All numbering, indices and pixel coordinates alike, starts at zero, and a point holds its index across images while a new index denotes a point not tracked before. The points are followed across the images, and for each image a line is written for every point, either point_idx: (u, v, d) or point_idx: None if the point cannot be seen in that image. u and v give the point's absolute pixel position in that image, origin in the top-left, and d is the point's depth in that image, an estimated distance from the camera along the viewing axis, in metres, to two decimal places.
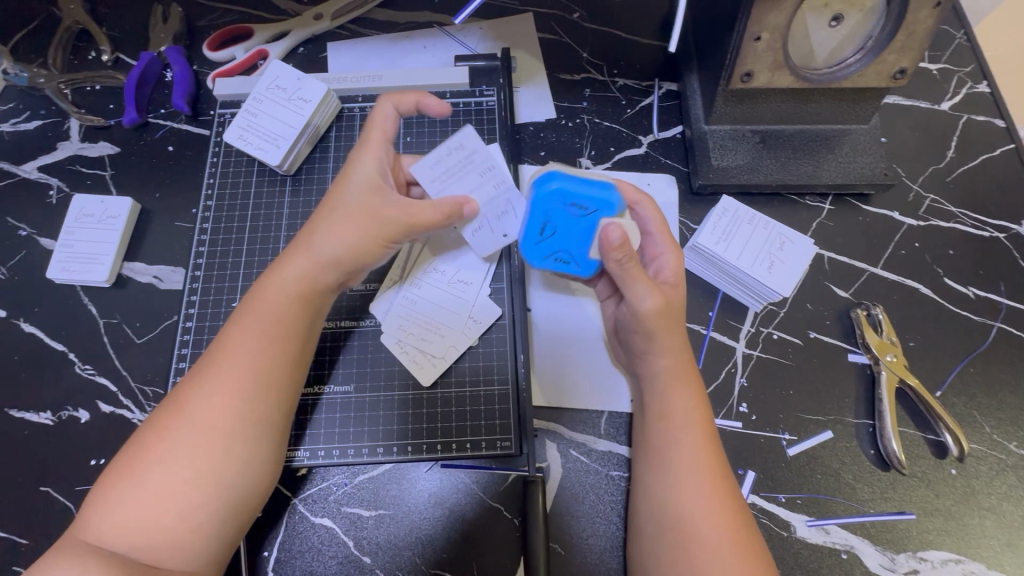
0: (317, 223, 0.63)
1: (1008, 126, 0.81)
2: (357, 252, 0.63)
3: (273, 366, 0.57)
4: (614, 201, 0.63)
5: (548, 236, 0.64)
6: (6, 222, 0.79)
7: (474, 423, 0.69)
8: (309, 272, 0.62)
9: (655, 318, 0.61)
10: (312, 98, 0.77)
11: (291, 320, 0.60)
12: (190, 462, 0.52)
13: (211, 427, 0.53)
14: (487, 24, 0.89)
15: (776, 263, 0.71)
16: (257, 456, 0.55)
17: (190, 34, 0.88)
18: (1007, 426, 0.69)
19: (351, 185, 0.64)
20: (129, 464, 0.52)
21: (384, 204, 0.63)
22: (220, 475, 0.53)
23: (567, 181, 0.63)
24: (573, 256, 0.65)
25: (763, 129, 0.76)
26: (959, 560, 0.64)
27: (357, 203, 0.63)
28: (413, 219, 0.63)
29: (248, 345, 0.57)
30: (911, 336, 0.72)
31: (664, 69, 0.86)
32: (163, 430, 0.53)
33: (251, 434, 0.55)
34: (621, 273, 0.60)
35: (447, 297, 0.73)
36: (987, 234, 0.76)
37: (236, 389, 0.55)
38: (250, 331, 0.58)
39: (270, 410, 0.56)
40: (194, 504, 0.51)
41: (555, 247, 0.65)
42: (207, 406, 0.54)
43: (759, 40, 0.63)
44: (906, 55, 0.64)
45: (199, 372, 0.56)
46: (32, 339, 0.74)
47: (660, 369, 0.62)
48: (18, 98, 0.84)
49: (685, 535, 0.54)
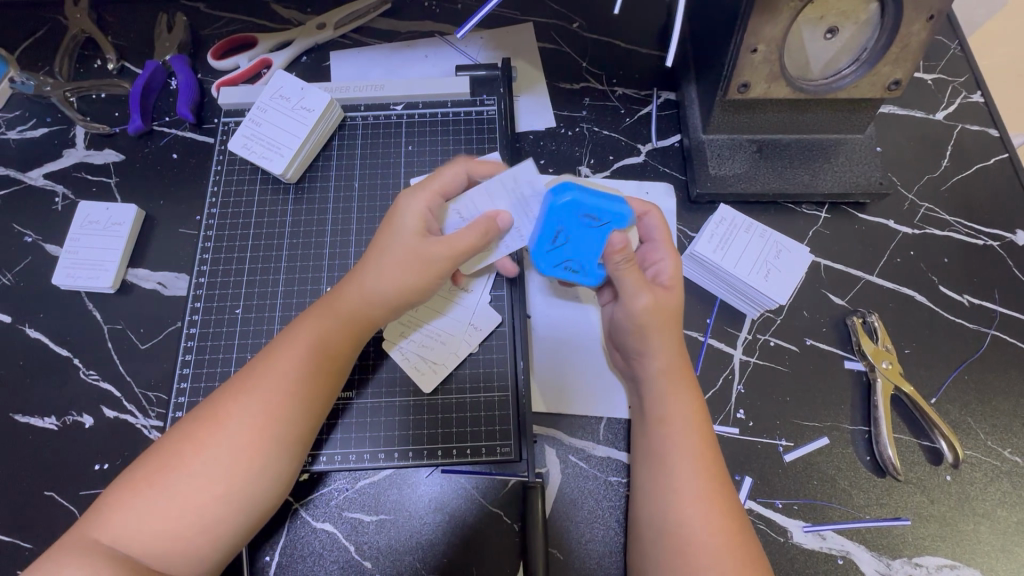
0: (369, 258, 0.63)
1: (1001, 136, 0.82)
2: (399, 290, 0.62)
3: (311, 391, 0.58)
4: (625, 214, 0.61)
5: (559, 246, 0.64)
6: (12, 229, 0.80)
7: (475, 429, 0.70)
8: (356, 304, 0.62)
9: (650, 320, 0.63)
10: (315, 107, 0.78)
11: (335, 349, 0.61)
12: (226, 480, 0.53)
13: (249, 449, 0.54)
14: (488, 34, 0.90)
15: (772, 271, 0.72)
16: (285, 476, 0.56)
17: (195, 43, 0.89)
18: (1002, 432, 0.69)
19: (404, 228, 0.62)
20: (163, 474, 0.52)
21: (429, 245, 0.61)
22: (249, 493, 0.54)
23: (580, 193, 0.60)
24: (582, 264, 0.65)
25: (760, 139, 0.77)
26: (953, 565, 0.65)
27: (402, 250, 0.61)
28: (455, 250, 0.61)
29: (294, 372, 0.57)
30: (907, 343, 0.73)
31: (662, 78, 0.87)
32: (200, 444, 0.53)
33: (284, 457, 0.56)
34: (623, 277, 0.62)
35: (449, 304, 0.74)
36: (981, 242, 0.77)
37: (277, 414, 0.55)
38: (296, 358, 0.58)
39: (302, 435, 0.57)
40: (219, 518, 0.52)
41: (564, 257, 0.65)
42: (249, 428, 0.54)
43: (756, 52, 0.64)
44: (900, 67, 0.65)
45: (238, 389, 0.56)
46: (37, 344, 0.75)
47: (659, 375, 0.63)
48: (24, 106, 0.85)
49: (680, 541, 0.55)
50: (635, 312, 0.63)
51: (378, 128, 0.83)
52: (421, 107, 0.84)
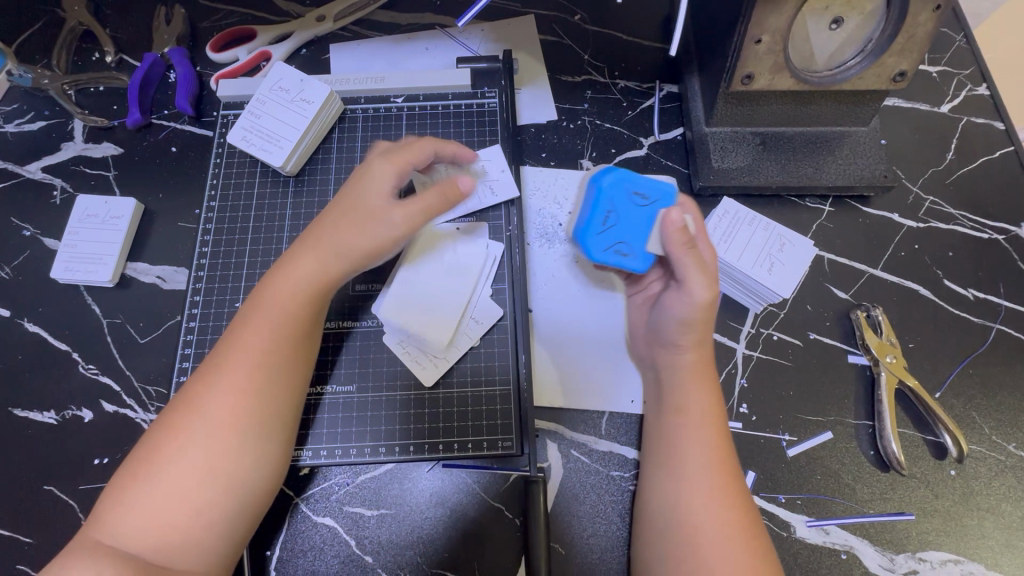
0: (326, 225, 0.62)
1: (1007, 129, 0.81)
2: (366, 257, 0.61)
3: (278, 360, 0.57)
4: (672, 191, 0.64)
5: (610, 226, 0.63)
6: (10, 223, 0.79)
7: (476, 423, 0.70)
8: (318, 272, 0.60)
9: (702, 310, 0.60)
10: (315, 100, 0.78)
11: (300, 318, 0.60)
12: (204, 461, 0.52)
13: (222, 427, 0.53)
14: (488, 26, 0.89)
15: (776, 264, 0.72)
16: (268, 454, 0.55)
17: (194, 35, 0.89)
18: (1006, 427, 0.69)
19: (360, 193, 0.62)
20: (143, 467, 0.52)
21: (394, 209, 0.61)
22: (232, 472, 0.53)
23: (624, 171, 0.64)
24: (632, 249, 0.63)
25: (763, 131, 0.77)
26: (958, 560, 0.65)
27: (368, 211, 0.61)
28: (423, 213, 0.61)
29: (257, 344, 0.57)
30: (911, 337, 0.73)
31: (664, 71, 0.86)
32: (175, 431, 0.53)
33: (262, 432, 0.55)
34: (684, 258, 0.59)
35: (446, 288, 0.71)
36: (986, 236, 0.76)
37: (245, 387, 0.55)
38: (260, 330, 0.58)
39: (276, 405, 0.56)
40: (210, 502, 0.52)
41: (616, 239, 0.63)
42: (217, 405, 0.54)
43: (760, 42, 0.63)
44: (906, 58, 0.64)
45: (206, 372, 0.56)
46: (36, 338, 0.74)
47: (681, 368, 0.63)
48: (22, 99, 0.85)
49: (691, 532, 0.55)
50: (691, 301, 0.60)
51: (379, 121, 0.83)
52: (422, 100, 0.84)
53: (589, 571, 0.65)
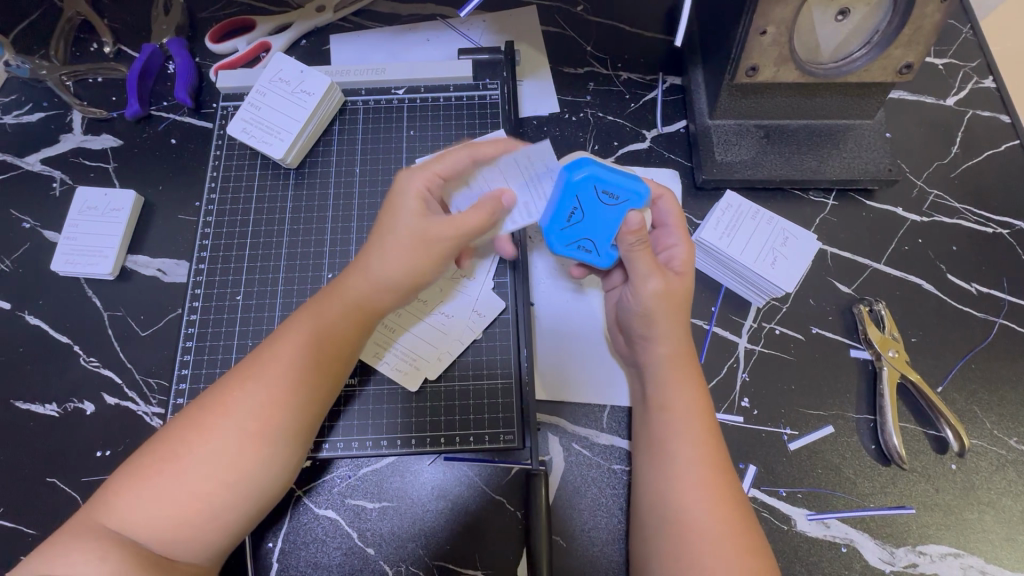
0: (376, 240, 0.61)
1: (1013, 122, 0.81)
2: (409, 273, 0.60)
3: (316, 379, 0.57)
4: (643, 192, 0.60)
5: (574, 223, 0.63)
6: (9, 215, 0.79)
7: (478, 417, 0.70)
8: (363, 291, 0.60)
9: (657, 300, 0.62)
10: (315, 91, 0.77)
11: (341, 336, 0.60)
12: (231, 465, 0.52)
13: (254, 437, 0.53)
14: (490, 18, 0.89)
15: (779, 258, 0.71)
16: (292, 465, 0.56)
17: (192, 26, 0.88)
18: (1008, 422, 0.69)
19: (405, 208, 0.61)
20: (168, 461, 0.52)
21: (432, 223, 0.60)
22: (256, 480, 0.53)
23: (598, 167, 0.60)
24: (597, 245, 0.64)
25: (768, 125, 0.76)
26: (958, 554, 0.65)
27: (412, 225, 0.60)
28: (460, 229, 0.60)
29: (299, 357, 0.57)
30: (914, 332, 0.72)
31: (668, 62, 0.85)
32: (207, 430, 0.53)
33: (289, 446, 0.55)
34: (631, 254, 0.61)
35: (451, 293, 0.74)
36: (991, 230, 0.76)
37: (282, 397, 0.55)
38: (303, 340, 0.58)
39: (308, 424, 0.56)
40: (226, 506, 0.52)
41: (578, 235, 0.63)
42: (251, 412, 0.54)
43: (765, 34, 0.62)
44: (912, 50, 0.64)
45: (244, 375, 0.56)
46: (36, 331, 0.74)
47: (659, 360, 0.63)
48: (20, 90, 0.84)
49: (681, 527, 0.55)
50: (642, 293, 0.62)
51: (379, 113, 0.82)
52: (423, 92, 0.83)
53: (590, 563, 0.65)
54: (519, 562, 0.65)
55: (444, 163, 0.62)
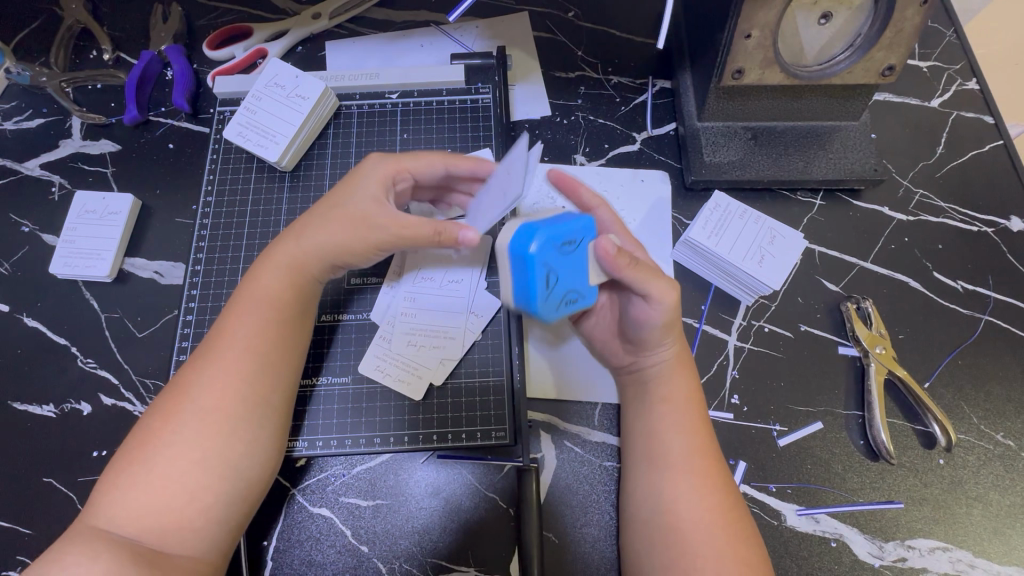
0: (316, 215, 0.65)
1: (996, 122, 0.82)
2: (349, 249, 0.63)
3: (267, 347, 0.59)
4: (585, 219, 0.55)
5: (551, 283, 0.53)
6: (9, 219, 0.80)
7: (470, 414, 0.71)
8: (303, 259, 0.63)
9: (672, 310, 0.61)
10: (310, 95, 0.78)
11: (289, 304, 0.62)
12: (195, 443, 0.53)
13: (213, 411, 0.55)
14: (482, 23, 0.90)
15: (767, 257, 0.72)
16: (262, 436, 0.57)
17: (190, 34, 0.89)
18: (995, 417, 0.70)
19: (361, 191, 0.64)
20: (140, 451, 0.53)
21: (381, 212, 0.62)
22: (226, 456, 0.54)
23: (544, 225, 0.53)
24: (581, 291, 0.56)
25: (755, 126, 0.77)
26: (946, 548, 0.65)
27: (354, 211, 0.63)
28: (403, 230, 0.62)
29: (245, 326, 0.59)
30: (901, 329, 0.73)
31: (657, 66, 0.87)
32: (168, 415, 0.54)
33: (253, 415, 0.56)
34: (636, 274, 0.58)
35: (443, 299, 0.74)
36: (976, 229, 0.77)
37: (238, 367, 0.57)
38: (247, 312, 0.60)
39: (269, 393, 0.58)
40: (204, 487, 0.53)
41: (563, 292, 0.55)
42: (208, 388, 0.55)
43: (750, 37, 0.64)
44: (894, 52, 0.65)
45: (197, 359, 0.58)
46: (34, 333, 0.75)
47: (660, 359, 0.64)
48: (20, 97, 0.85)
49: (678, 516, 0.56)
50: (660, 307, 0.60)
51: (374, 117, 0.83)
52: (417, 96, 0.84)
53: (582, 560, 0.66)
54: (512, 558, 0.66)
55: (418, 163, 0.66)
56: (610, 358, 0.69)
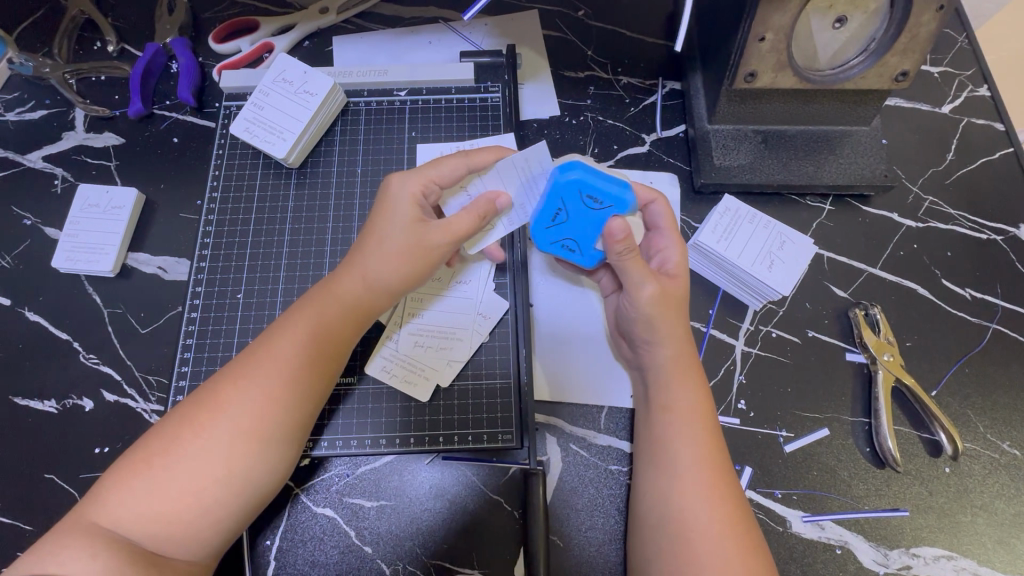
0: (368, 239, 0.64)
1: (1007, 130, 0.82)
2: (401, 275, 0.62)
3: (308, 376, 0.58)
4: (629, 200, 0.62)
5: (559, 222, 0.64)
6: (11, 211, 0.79)
7: (476, 416, 0.70)
8: (357, 291, 0.62)
9: (653, 306, 0.62)
10: (318, 91, 0.77)
11: (335, 333, 0.61)
12: (224, 462, 0.53)
13: (247, 434, 0.54)
14: (492, 21, 0.89)
15: (776, 262, 0.72)
16: (284, 463, 0.56)
17: (196, 26, 0.88)
18: (1001, 426, 0.70)
19: (398, 212, 0.63)
20: (163, 454, 0.52)
21: (428, 228, 0.62)
22: (247, 478, 0.54)
23: (587, 171, 0.62)
24: (580, 245, 0.66)
25: (766, 130, 0.77)
26: (950, 556, 0.65)
27: (404, 234, 0.62)
28: (455, 234, 0.62)
29: (293, 352, 0.58)
30: (909, 336, 0.73)
31: (667, 67, 0.86)
32: (199, 426, 0.53)
33: (281, 443, 0.55)
34: (621, 265, 0.62)
35: (448, 300, 0.74)
36: (985, 237, 0.77)
37: (277, 394, 0.56)
38: (296, 336, 0.59)
39: (300, 422, 0.57)
40: (217, 503, 0.52)
41: (563, 233, 0.65)
42: (246, 410, 0.54)
43: (764, 40, 0.63)
44: (908, 58, 0.65)
45: (237, 373, 0.56)
46: (36, 327, 0.74)
47: (662, 362, 0.63)
48: (23, 88, 0.84)
49: (683, 527, 0.55)
50: (637, 302, 0.63)
51: (381, 114, 0.83)
52: (425, 94, 0.84)
53: (586, 563, 0.66)
54: (517, 561, 0.66)
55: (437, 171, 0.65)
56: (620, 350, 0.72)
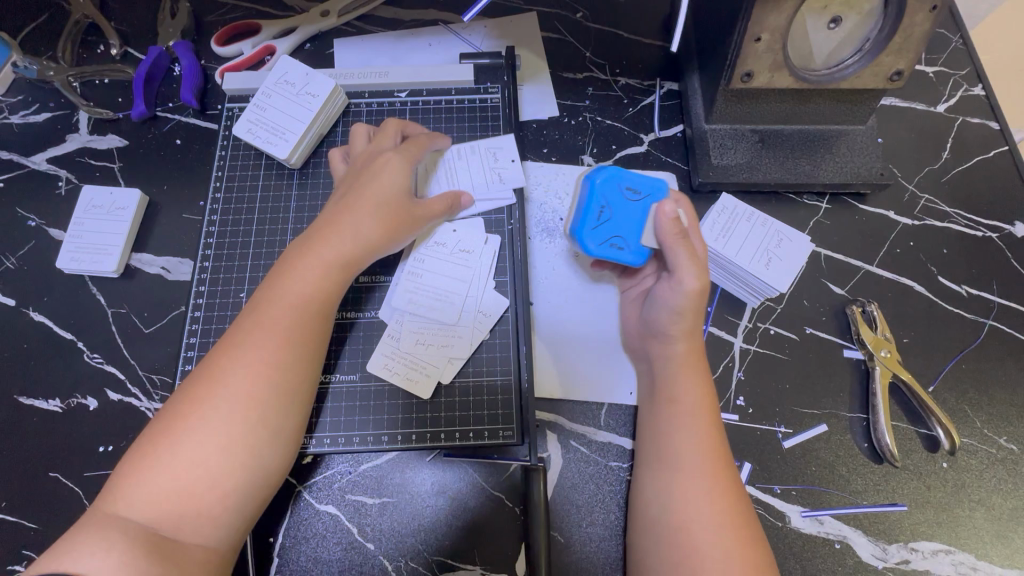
0: (346, 209, 0.66)
1: (1001, 128, 0.83)
2: (383, 239, 0.67)
3: (300, 339, 0.59)
4: (663, 186, 0.67)
5: (604, 221, 0.65)
6: (15, 213, 0.80)
7: (477, 413, 0.71)
8: (340, 252, 0.64)
9: (695, 299, 0.63)
10: (319, 93, 0.78)
11: (320, 296, 0.63)
12: (226, 427, 0.54)
13: (244, 398, 0.55)
14: (491, 23, 0.90)
15: (773, 259, 0.73)
16: (287, 428, 0.57)
17: (198, 29, 0.89)
18: (998, 421, 0.70)
19: (379, 177, 0.68)
20: (166, 432, 0.53)
21: (403, 202, 0.69)
22: (252, 444, 0.54)
23: (620, 167, 0.66)
24: (628, 241, 0.66)
25: (762, 129, 0.78)
26: (949, 550, 0.66)
27: (385, 202, 0.68)
28: (431, 214, 0.72)
29: (282, 317, 0.59)
30: (906, 332, 0.74)
31: (665, 68, 0.87)
32: (198, 400, 0.54)
33: (279, 406, 0.57)
34: (680, 251, 0.62)
35: (452, 269, 0.75)
36: (980, 234, 0.78)
37: (269, 358, 0.57)
38: (284, 303, 0.60)
39: (295, 383, 0.58)
40: (224, 474, 0.53)
41: (611, 233, 0.66)
42: (242, 377, 0.56)
43: (760, 41, 0.64)
44: (903, 58, 0.66)
45: (230, 345, 0.58)
46: (40, 328, 0.75)
47: (674, 357, 0.64)
48: (27, 91, 0.85)
49: (685, 520, 0.56)
50: (682, 290, 0.62)
51: (382, 115, 0.84)
52: (425, 95, 0.85)
53: (587, 559, 0.66)
54: (518, 557, 0.66)
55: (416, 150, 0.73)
56: (631, 342, 0.73)
